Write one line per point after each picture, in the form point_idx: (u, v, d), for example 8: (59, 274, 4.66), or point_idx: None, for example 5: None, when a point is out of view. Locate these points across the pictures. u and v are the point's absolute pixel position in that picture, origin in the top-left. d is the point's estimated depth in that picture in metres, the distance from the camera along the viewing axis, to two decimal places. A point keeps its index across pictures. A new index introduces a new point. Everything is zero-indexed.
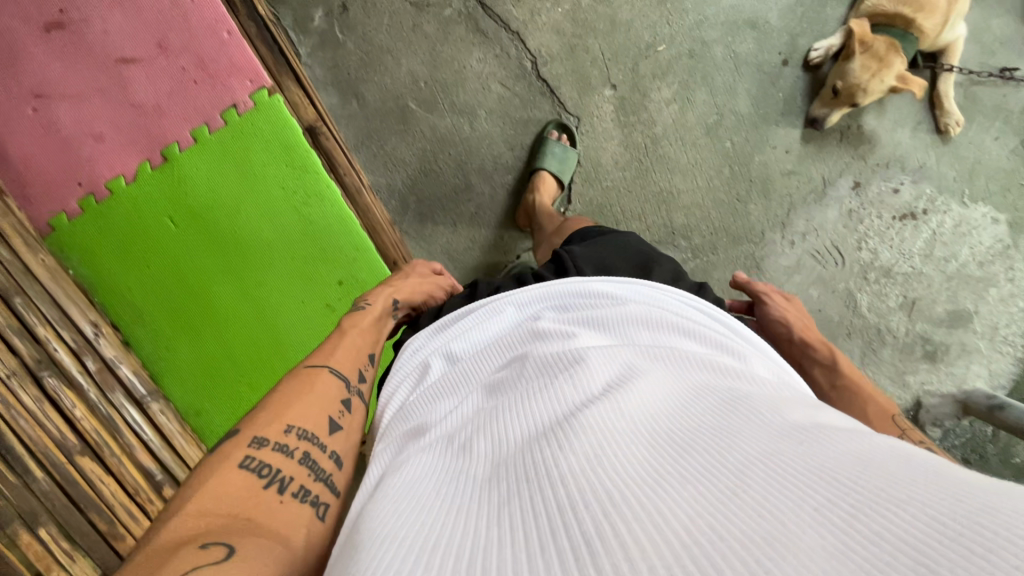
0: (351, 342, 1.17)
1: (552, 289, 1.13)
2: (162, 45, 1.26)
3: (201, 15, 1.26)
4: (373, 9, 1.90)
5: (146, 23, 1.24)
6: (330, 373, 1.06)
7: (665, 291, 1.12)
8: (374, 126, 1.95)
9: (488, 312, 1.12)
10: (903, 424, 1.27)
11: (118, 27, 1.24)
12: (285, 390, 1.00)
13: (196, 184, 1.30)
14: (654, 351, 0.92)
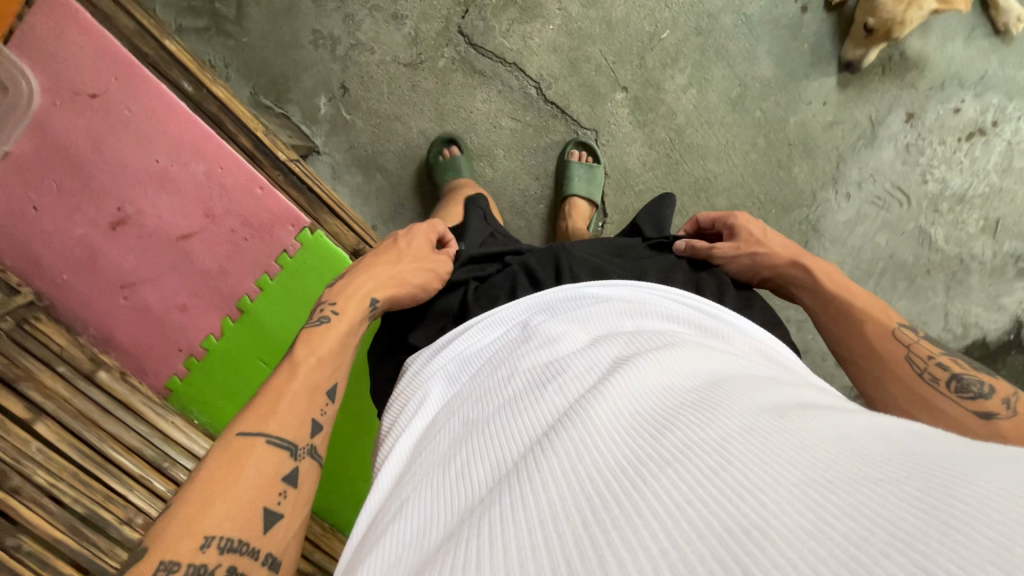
0: (303, 384, 1.00)
1: (539, 298, 1.07)
2: (210, 213, 1.37)
3: (234, 179, 1.36)
4: (371, 82, 1.92)
5: (191, 200, 1.36)
6: (269, 442, 0.90)
7: (655, 286, 1.06)
8: (402, 193, 2.01)
9: (475, 330, 1.06)
10: (909, 342, 1.10)
11: (171, 209, 1.36)
12: (214, 465, 0.85)
13: (274, 325, 1.45)
14: (645, 339, 0.85)
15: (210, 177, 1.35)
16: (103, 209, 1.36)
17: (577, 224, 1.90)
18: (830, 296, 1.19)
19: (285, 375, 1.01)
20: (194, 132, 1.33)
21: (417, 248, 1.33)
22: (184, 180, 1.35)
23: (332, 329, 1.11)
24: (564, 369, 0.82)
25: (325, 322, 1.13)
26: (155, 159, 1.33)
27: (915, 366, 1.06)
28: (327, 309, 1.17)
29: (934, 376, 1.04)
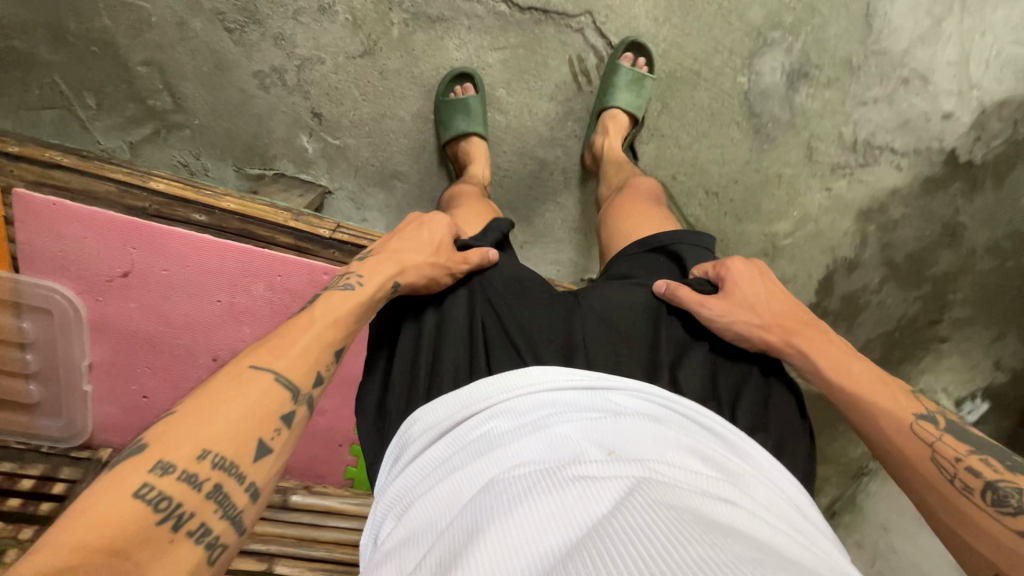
0: (318, 335, 0.92)
1: (555, 387, 0.85)
2: (294, 320, 1.31)
3: (299, 277, 1.26)
4: (339, 94, 1.72)
5: (270, 318, 1.30)
6: (276, 381, 0.82)
7: (696, 405, 0.87)
8: (429, 185, 1.85)
9: (475, 406, 0.84)
10: (925, 437, 0.95)
11: (257, 336, 1.32)
12: (223, 389, 0.79)
13: None
14: (677, 492, 0.66)
15: (274, 289, 1.27)
16: (202, 366, 1.34)
17: (610, 138, 1.74)
18: (837, 387, 1.04)
19: (308, 329, 0.92)
20: (233, 256, 1.22)
21: (442, 236, 1.13)
22: (253, 303, 1.28)
23: (350, 299, 0.99)
24: (581, 510, 0.62)
25: (346, 290, 1.00)
26: (216, 299, 1.27)
27: (944, 471, 0.91)
28: (346, 280, 1.03)
29: (970, 481, 0.88)
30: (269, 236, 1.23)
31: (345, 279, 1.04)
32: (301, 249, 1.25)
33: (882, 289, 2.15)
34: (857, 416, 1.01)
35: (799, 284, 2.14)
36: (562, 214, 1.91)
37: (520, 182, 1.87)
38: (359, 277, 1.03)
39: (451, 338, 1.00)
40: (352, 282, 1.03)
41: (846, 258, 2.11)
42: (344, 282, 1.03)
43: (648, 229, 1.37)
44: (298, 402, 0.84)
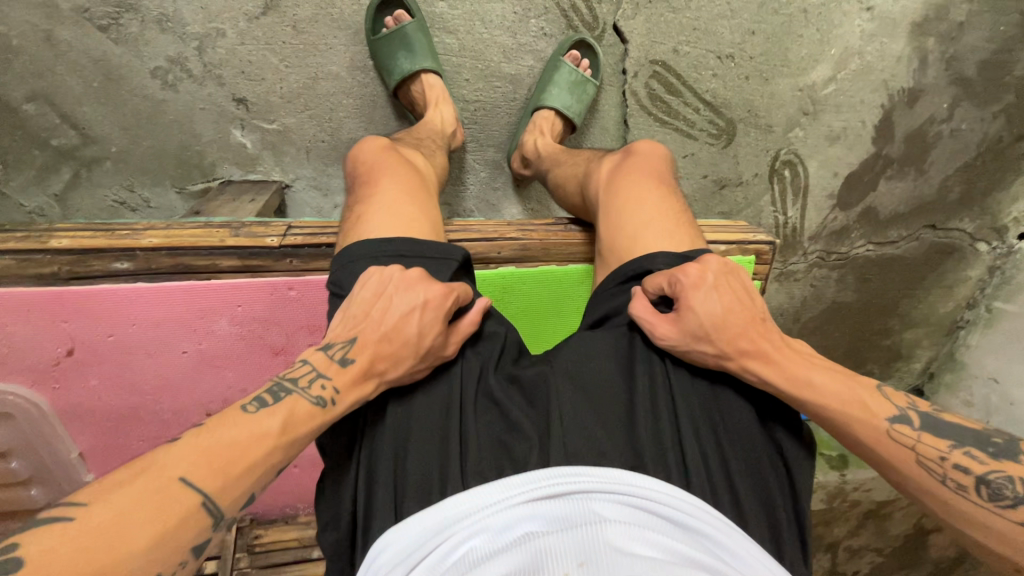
0: (259, 435, 0.73)
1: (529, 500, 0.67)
2: (277, 350, 1.11)
3: (262, 303, 1.04)
4: (256, 68, 1.43)
5: (248, 357, 1.11)
6: (200, 507, 0.65)
7: (697, 508, 0.70)
8: None
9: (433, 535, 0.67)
10: (907, 443, 0.78)
11: (245, 377, 1.13)
12: (134, 495, 0.63)
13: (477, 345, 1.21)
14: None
15: (239, 322, 1.06)
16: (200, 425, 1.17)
17: (547, 139, 1.47)
18: (806, 392, 0.83)
19: (253, 439, 0.73)
20: (178, 296, 1.01)
21: (431, 321, 0.88)
22: (225, 343, 1.08)
23: (315, 417, 0.79)
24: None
25: (315, 407, 0.79)
26: (182, 351, 1.07)
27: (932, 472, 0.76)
28: (318, 387, 0.81)
29: (960, 479, 0.74)
30: (209, 262, 0.99)
31: (314, 382, 0.82)
32: (252, 269, 1.01)
33: (953, 113, 1.81)
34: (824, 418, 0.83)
35: (850, 137, 1.79)
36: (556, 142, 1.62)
37: (497, 109, 1.58)
38: (330, 382, 0.82)
39: (417, 434, 0.81)
40: (326, 391, 0.81)
41: (903, 88, 1.75)
42: (309, 385, 0.81)
43: (650, 215, 1.06)
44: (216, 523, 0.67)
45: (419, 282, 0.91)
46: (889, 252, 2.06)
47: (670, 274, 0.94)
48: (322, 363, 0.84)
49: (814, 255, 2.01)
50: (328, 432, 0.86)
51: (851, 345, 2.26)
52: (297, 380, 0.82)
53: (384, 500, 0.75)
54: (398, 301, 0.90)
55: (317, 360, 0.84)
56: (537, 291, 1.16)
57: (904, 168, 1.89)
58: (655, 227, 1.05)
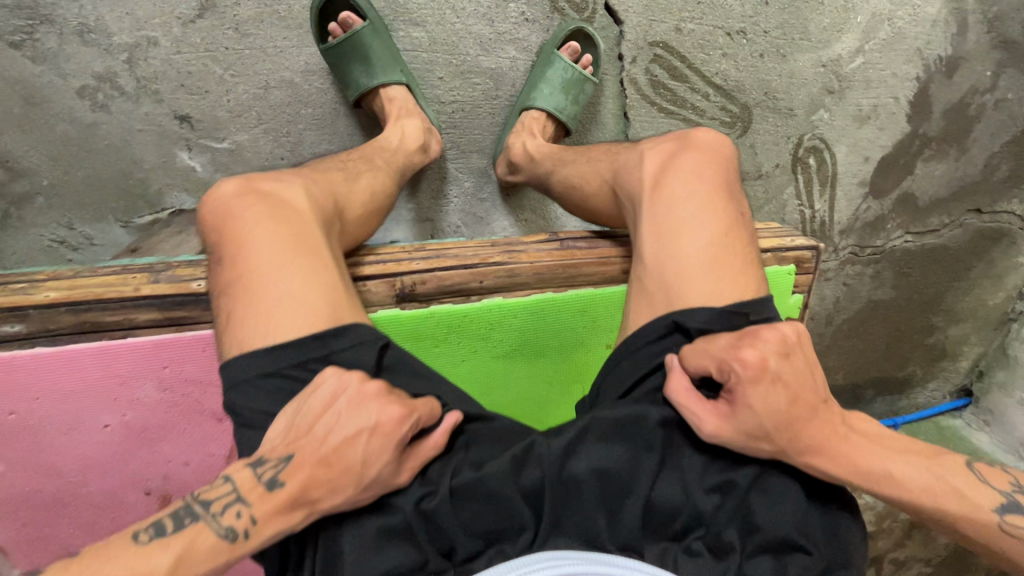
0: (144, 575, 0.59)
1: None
2: (222, 414, 0.91)
3: (195, 361, 0.85)
4: (198, 80, 1.25)
5: (186, 424, 0.91)
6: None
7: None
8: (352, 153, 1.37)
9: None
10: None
11: (186, 448, 0.94)
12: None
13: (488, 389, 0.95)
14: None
15: (170, 386, 0.86)
16: (138, 506, 0.97)
17: (538, 140, 1.26)
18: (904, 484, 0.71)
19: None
20: (87, 361, 0.81)
21: (383, 449, 0.69)
22: (155, 412, 0.88)
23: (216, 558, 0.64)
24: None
25: (222, 543, 0.64)
26: (103, 424, 0.88)
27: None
28: (231, 516, 0.65)
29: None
30: (124, 317, 0.81)
31: (230, 508, 0.66)
32: (178, 321, 0.83)
33: (998, 81, 1.60)
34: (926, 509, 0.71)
35: (882, 116, 1.58)
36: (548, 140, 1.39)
37: (478, 109, 1.38)
38: (246, 513, 0.65)
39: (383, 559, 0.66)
40: (241, 522, 0.65)
41: (939, 56, 1.53)
42: (223, 512, 0.65)
43: (699, 258, 0.84)
44: None
45: (375, 399, 0.71)
46: (930, 242, 1.84)
47: (724, 362, 0.75)
48: (240, 481, 0.67)
49: (847, 250, 1.79)
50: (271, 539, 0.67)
51: (891, 347, 2.03)
52: (211, 501, 0.66)
53: None
54: (351, 419, 0.70)
55: (241, 479, 0.67)
56: (535, 329, 0.92)
57: (944, 148, 1.68)
58: (711, 270, 0.83)
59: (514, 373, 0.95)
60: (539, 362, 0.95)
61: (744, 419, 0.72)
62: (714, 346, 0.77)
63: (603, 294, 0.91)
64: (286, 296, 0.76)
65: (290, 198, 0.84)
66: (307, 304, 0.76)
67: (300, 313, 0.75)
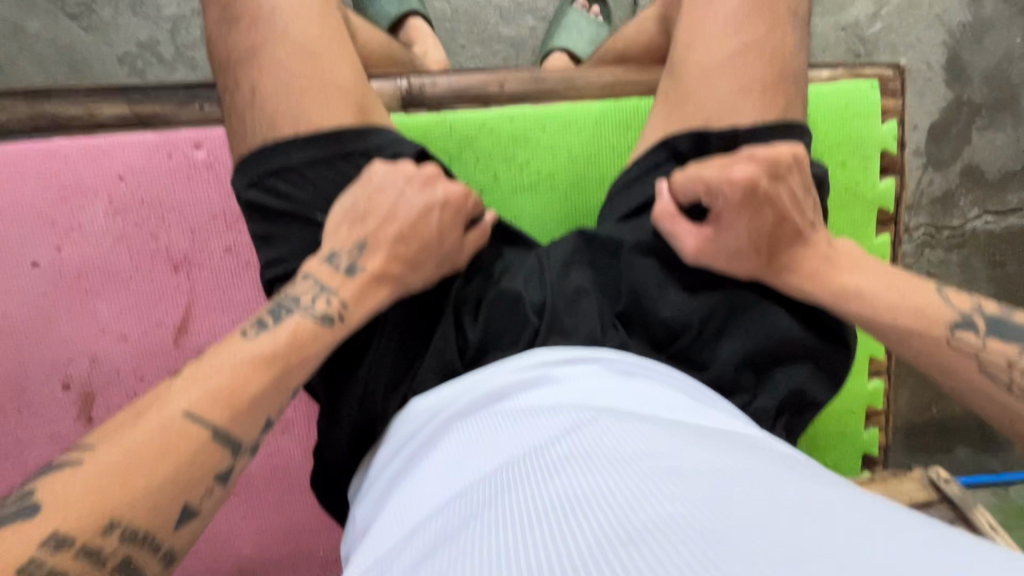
0: (229, 379, 0.47)
1: (547, 372, 0.50)
2: (177, 261, 0.72)
3: (151, 173, 0.70)
4: None
5: (133, 274, 0.72)
6: (211, 442, 0.45)
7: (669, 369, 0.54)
8: None
9: (431, 418, 0.52)
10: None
11: (127, 314, 0.73)
12: (103, 448, 0.42)
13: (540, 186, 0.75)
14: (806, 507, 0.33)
15: (121, 209, 0.70)
16: (54, 405, 0.74)
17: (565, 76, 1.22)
18: (871, 296, 0.57)
19: (259, 368, 0.49)
20: (30, 166, 0.68)
21: (451, 230, 0.61)
22: (98, 249, 0.71)
23: (325, 341, 0.53)
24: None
25: (321, 325, 0.53)
26: (31, 263, 0.70)
27: (990, 378, 0.52)
28: (321, 301, 0.54)
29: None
30: (84, 110, 0.69)
31: (318, 296, 0.55)
32: (143, 119, 0.70)
33: None
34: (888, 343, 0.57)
35: (918, 81, 1.52)
36: None
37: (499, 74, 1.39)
38: (341, 295, 0.55)
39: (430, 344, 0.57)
40: (333, 307, 0.54)
41: (962, 22, 1.51)
42: (311, 302, 0.54)
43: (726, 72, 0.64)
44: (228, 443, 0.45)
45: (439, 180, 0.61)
46: (1015, 223, 1.62)
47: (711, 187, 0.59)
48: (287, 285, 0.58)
49: (920, 231, 1.59)
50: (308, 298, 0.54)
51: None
52: (296, 295, 0.55)
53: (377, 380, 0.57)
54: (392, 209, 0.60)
55: (316, 273, 0.56)
56: (570, 150, 0.75)
57: (998, 116, 1.56)
58: (737, 81, 0.64)
59: (572, 151, 0.75)
60: (578, 198, 0.76)
61: (751, 224, 0.59)
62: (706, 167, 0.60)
63: (646, 102, 0.75)
64: (323, 83, 0.59)
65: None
66: (348, 95, 0.61)
67: (338, 103, 0.60)
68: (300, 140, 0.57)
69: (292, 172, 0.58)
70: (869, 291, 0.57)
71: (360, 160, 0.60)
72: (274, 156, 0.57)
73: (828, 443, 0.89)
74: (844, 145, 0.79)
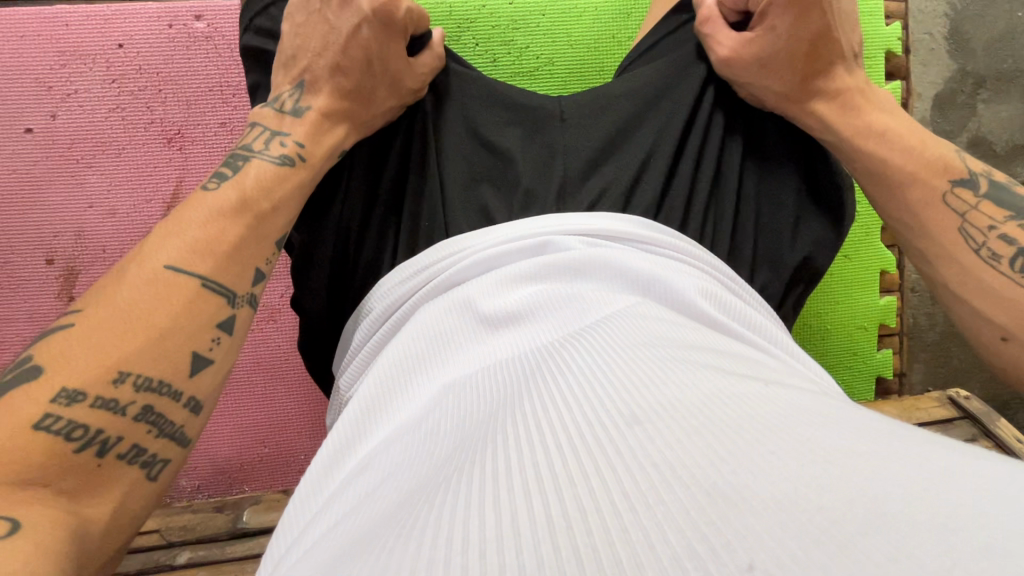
0: (208, 228, 0.45)
1: (549, 240, 0.47)
2: (171, 133, 0.72)
3: (152, 42, 0.70)
4: None
5: (124, 146, 0.71)
6: (206, 289, 0.43)
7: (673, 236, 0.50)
8: None
9: (418, 284, 0.49)
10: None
11: (117, 187, 0.72)
12: (97, 307, 0.40)
13: (531, 60, 0.75)
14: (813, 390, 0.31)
15: (119, 78, 0.70)
16: (35, 280, 0.72)
17: None
18: (893, 137, 0.56)
19: (228, 216, 0.47)
20: (31, 30, 0.69)
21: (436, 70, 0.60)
22: (93, 118, 0.70)
23: (290, 181, 0.52)
24: (642, 434, 0.26)
25: (283, 164, 0.52)
26: (24, 130, 0.70)
27: (965, 240, 0.51)
28: (276, 145, 0.53)
29: (995, 250, 0.49)
30: None
31: (272, 142, 0.54)
32: None
33: None
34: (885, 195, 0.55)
35: (921, 51, 1.53)
36: None
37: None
38: (293, 136, 0.54)
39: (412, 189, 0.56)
40: (290, 149, 0.53)
41: None
42: (268, 146, 0.53)
43: None
44: (220, 289, 0.43)
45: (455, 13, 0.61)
46: None
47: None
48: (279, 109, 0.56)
49: None
50: (274, 144, 0.53)
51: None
52: (250, 144, 0.54)
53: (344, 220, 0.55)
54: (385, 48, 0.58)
55: (265, 123, 0.56)
56: (570, 37, 0.75)
57: (1004, 89, 1.56)
58: None
59: (567, 29, 0.75)
60: (577, 85, 0.75)
61: (757, 68, 0.58)
62: None
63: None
64: None
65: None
66: None
67: None
68: None
69: None
70: (891, 131, 0.56)
71: None
72: None
73: (837, 360, 0.84)
74: None
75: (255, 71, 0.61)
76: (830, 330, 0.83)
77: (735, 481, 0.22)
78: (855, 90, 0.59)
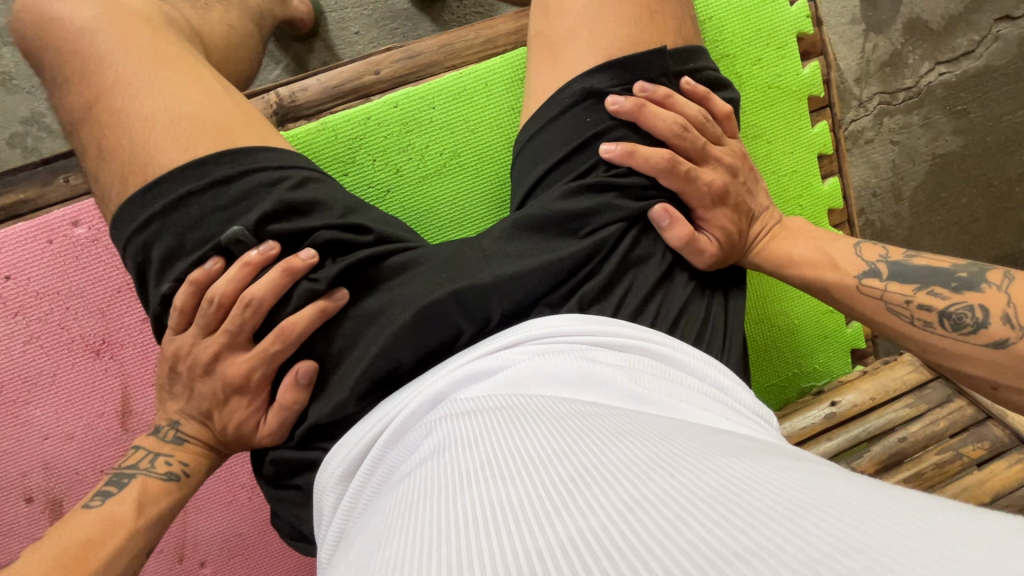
0: (83, 551, 0.47)
1: (503, 354, 0.48)
2: (97, 346, 0.69)
3: (39, 264, 0.66)
4: None
5: (55, 373, 0.68)
6: None
7: (625, 326, 0.50)
8: (261, 80, 1.13)
9: (384, 429, 0.48)
10: (910, 299, 0.52)
11: (65, 411, 0.69)
12: None
13: (430, 174, 0.70)
14: (761, 460, 0.32)
15: (19, 309, 0.66)
16: (22, 523, 0.70)
17: None
18: (803, 259, 0.60)
19: (110, 531, 0.48)
20: None
21: (336, 256, 0.55)
22: (11, 356, 0.67)
23: (169, 504, 0.53)
24: (596, 511, 0.25)
25: (165, 486, 0.53)
26: None
27: (897, 317, 0.52)
28: (161, 464, 0.53)
29: (926, 319, 0.51)
30: None
31: (156, 459, 0.54)
32: (14, 212, 0.66)
33: None
34: (818, 289, 0.58)
35: None
36: (446, 23, 1.18)
37: (393, 23, 1.16)
38: (181, 453, 0.55)
39: (345, 384, 0.52)
40: (176, 466, 0.54)
41: None
42: (152, 464, 0.53)
43: (600, 22, 0.59)
44: None
45: (310, 222, 0.55)
46: (972, 67, 1.46)
47: (669, 109, 0.58)
48: (166, 364, 0.56)
49: (875, 102, 1.44)
50: (165, 450, 0.54)
51: (1002, 213, 1.53)
52: (134, 463, 0.54)
53: (296, 437, 0.53)
54: (288, 252, 0.55)
55: (147, 442, 0.55)
56: (468, 121, 0.70)
57: None
58: (615, 13, 0.59)
59: (461, 129, 0.70)
60: (489, 168, 0.71)
61: (657, 171, 0.57)
62: (672, 102, 0.58)
63: (522, 51, 0.71)
64: (170, 116, 0.54)
65: (146, 6, 0.59)
66: (204, 122, 0.55)
67: (188, 132, 0.54)
68: (140, 193, 0.52)
69: (154, 227, 0.52)
70: (800, 256, 0.60)
71: (205, 197, 0.52)
72: (126, 218, 0.52)
73: (811, 349, 0.87)
74: (755, 42, 0.74)
75: (151, 302, 0.55)
76: (799, 325, 0.85)
77: (694, 544, 0.22)
78: (741, 193, 0.62)
